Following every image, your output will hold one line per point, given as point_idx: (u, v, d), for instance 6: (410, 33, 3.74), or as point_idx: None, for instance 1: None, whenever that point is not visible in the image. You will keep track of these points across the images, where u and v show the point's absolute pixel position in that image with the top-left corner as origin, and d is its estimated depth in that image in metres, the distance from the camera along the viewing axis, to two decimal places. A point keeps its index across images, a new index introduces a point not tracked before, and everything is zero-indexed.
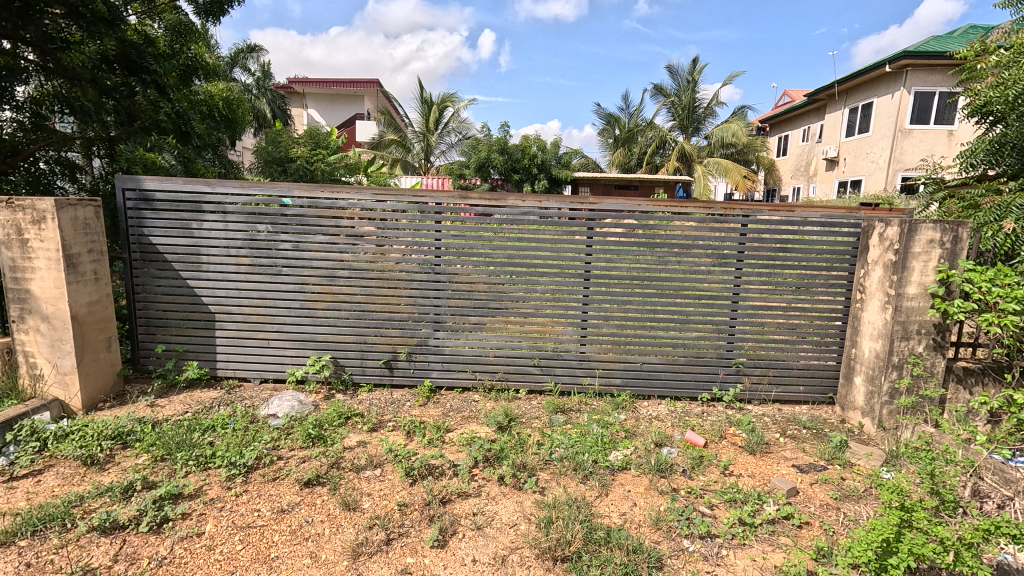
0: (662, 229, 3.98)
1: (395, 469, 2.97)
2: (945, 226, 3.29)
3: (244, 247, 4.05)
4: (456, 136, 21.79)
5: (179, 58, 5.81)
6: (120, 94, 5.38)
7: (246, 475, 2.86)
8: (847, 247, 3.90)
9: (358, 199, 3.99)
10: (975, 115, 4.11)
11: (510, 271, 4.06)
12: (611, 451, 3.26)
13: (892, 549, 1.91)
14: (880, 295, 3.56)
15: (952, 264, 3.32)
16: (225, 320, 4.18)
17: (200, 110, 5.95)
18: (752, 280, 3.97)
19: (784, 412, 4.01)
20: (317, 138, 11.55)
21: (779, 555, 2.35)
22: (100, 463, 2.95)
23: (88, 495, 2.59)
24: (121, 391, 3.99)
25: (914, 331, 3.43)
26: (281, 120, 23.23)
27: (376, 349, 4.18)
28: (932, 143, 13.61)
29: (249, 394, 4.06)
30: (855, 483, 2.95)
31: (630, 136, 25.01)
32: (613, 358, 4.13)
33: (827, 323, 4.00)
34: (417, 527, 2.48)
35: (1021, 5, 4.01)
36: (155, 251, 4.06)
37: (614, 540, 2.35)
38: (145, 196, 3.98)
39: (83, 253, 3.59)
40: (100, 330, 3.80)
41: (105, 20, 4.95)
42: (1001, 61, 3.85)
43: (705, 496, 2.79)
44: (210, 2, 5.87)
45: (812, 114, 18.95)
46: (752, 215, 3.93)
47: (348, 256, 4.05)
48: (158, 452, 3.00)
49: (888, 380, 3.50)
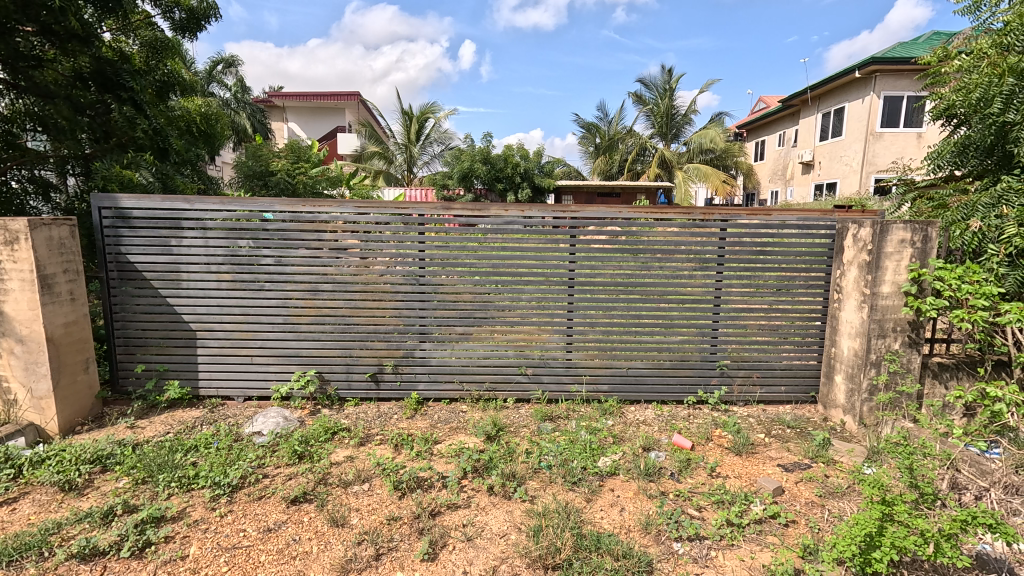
0: (645, 235, 4.04)
1: (383, 483, 2.96)
2: (915, 226, 3.40)
3: (225, 264, 4.01)
4: (439, 146, 22.04)
5: (155, 74, 5.75)
6: (95, 112, 5.29)
7: (231, 494, 2.81)
8: (824, 248, 3.99)
9: (341, 212, 3.97)
10: (941, 118, 4.22)
11: (495, 280, 4.07)
12: (600, 457, 3.27)
13: (875, 543, 1.95)
14: (856, 295, 3.65)
15: (923, 262, 3.43)
16: (207, 338, 4.11)
17: (178, 127, 5.89)
18: (734, 283, 4.04)
19: (768, 413, 4.07)
20: (298, 151, 11.34)
21: (767, 555, 2.37)
22: (78, 488, 2.88)
23: (66, 522, 2.51)
24: (100, 414, 3.90)
25: (890, 329, 3.51)
26: (261, 134, 23.48)
27: (362, 362, 4.15)
28: (903, 145, 14.08)
29: (232, 412, 4.00)
30: (839, 481, 3.01)
31: (611, 145, 25.39)
32: (600, 364, 4.16)
33: (807, 323, 4.09)
34: (407, 540, 2.46)
35: (980, 12, 4.09)
36: (133, 270, 4.00)
37: (604, 545, 2.35)
38: (122, 213, 3.91)
39: (59, 273, 3.52)
40: (78, 351, 3.72)
41: (79, 37, 4.95)
42: (963, 66, 3.94)
43: (693, 499, 2.82)
44: (186, 19, 5.85)
45: (788, 119, 19.30)
46: (731, 220, 4.00)
47: (332, 269, 4.03)
48: (139, 475, 2.93)
49: (867, 378, 3.58)
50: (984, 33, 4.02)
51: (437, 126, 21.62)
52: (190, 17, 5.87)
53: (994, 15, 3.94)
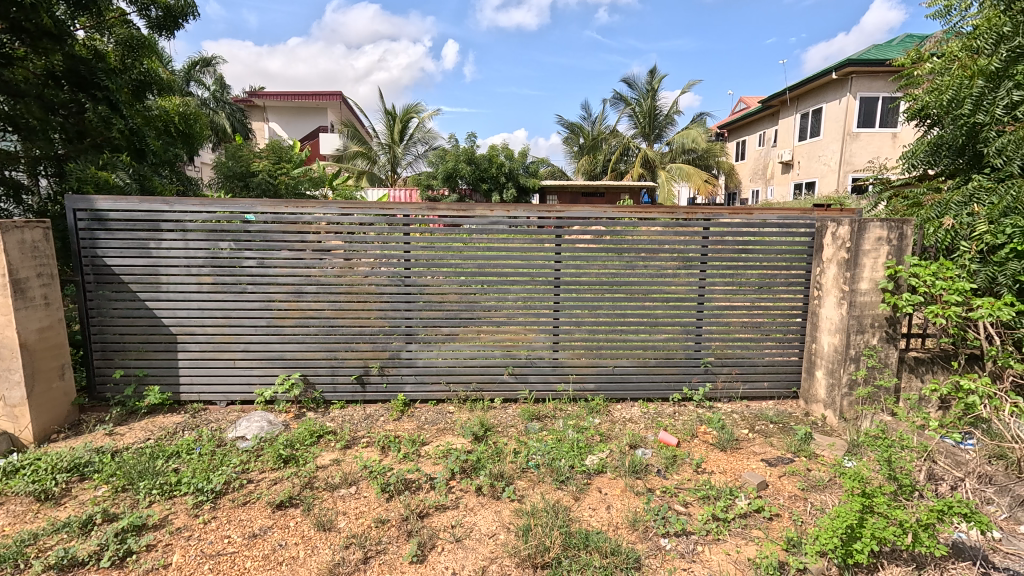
0: (629, 234, 4.07)
1: (370, 486, 2.94)
2: (891, 224, 3.48)
3: (205, 266, 3.94)
4: (424, 146, 21.96)
5: (130, 73, 5.60)
6: (69, 112, 5.17)
7: (214, 501, 2.76)
8: (804, 246, 4.07)
9: (324, 213, 3.92)
10: (915, 119, 4.32)
11: (482, 280, 4.07)
12: (587, 455, 3.29)
13: (856, 534, 2.00)
14: (835, 292, 3.72)
15: (899, 259, 3.52)
16: (188, 342, 4.04)
17: (155, 127, 5.80)
18: (717, 282, 4.09)
19: (752, 408, 4.13)
20: (280, 151, 11.19)
21: (751, 548, 2.41)
22: (54, 497, 2.81)
23: (42, 532, 2.45)
24: (76, 421, 3.80)
25: (868, 324, 3.60)
26: (242, 134, 23.09)
27: (347, 365, 4.12)
28: (879, 145, 14.43)
29: (215, 417, 3.94)
30: (820, 474, 3.07)
31: (595, 145, 25.54)
32: (587, 363, 4.18)
33: (788, 320, 4.16)
34: (396, 543, 2.45)
35: (950, 15, 4.21)
36: (110, 273, 3.91)
37: (593, 543, 2.37)
38: (98, 216, 3.82)
39: (32, 277, 3.43)
40: (53, 357, 3.62)
41: (51, 35, 4.88)
42: (934, 68, 4.05)
43: (679, 495, 2.85)
44: (163, 17, 5.74)
45: (768, 119, 19.61)
46: (713, 219, 4.06)
47: (316, 271, 3.99)
48: (119, 482, 2.86)
49: (846, 373, 3.66)
50: (955, 36, 4.13)
51: (421, 125, 21.53)
52: (167, 14, 5.76)
53: (963, 19, 4.06)
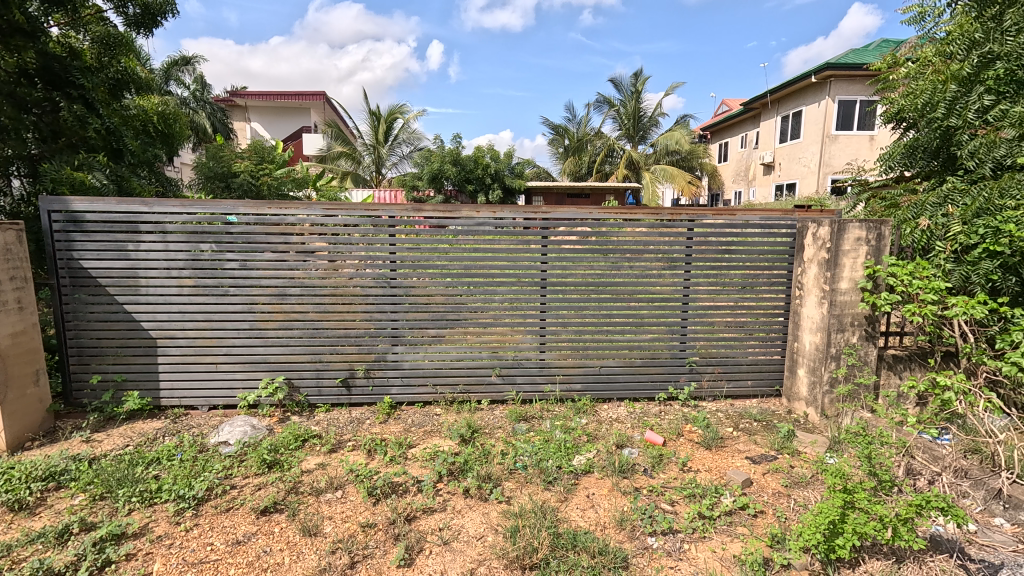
0: (614, 235, 4.10)
1: (357, 489, 2.91)
2: (870, 224, 3.56)
3: (186, 268, 3.87)
4: (409, 147, 21.84)
5: (107, 72, 5.49)
6: (42, 111, 5.03)
7: (196, 508, 2.71)
8: (785, 246, 4.14)
9: (308, 214, 3.88)
10: (892, 122, 4.42)
11: (468, 281, 4.06)
12: (574, 456, 3.30)
13: (838, 530, 2.04)
14: (816, 291, 3.79)
15: (877, 259, 3.61)
16: (168, 346, 3.96)
17: (133, 126, 5.68)
18: (701, 282, 4.14)
19: (736, 407, 4.19)
20: (262, 151, 11.03)
21: (737, 545, 2.44)
22: (29, 507, 2.73)
23: (16, 543, 2.38)
24: (51, 428, 3.70)
25: (848, 323, 3.67)
26: (223, 134, 22.74)
27: (332, 368, 4.07)
28: (857, 148, 14.75)
29: (196, 422, 3.87)
30: (803, 470, 3.12)
31: (580, 146, 25.66)
32: (573, 364, 4.20)
33: (770, 319, 4.22)
34: (383, 547, 2.43)
35: (924, 21, 4.32)
36: (86, 276, 3.81)
37: (581, 543, 2.38)
38: (74, 217, 3.73)
39: (5, 281, 3.33)
40: (28, 362, 3.53)
41: (23, 31, 4.76)
42: (910, 72, 4.15)
43: (665, 493, 2.87)
44: (141, 14, 5.63)
45: (750, 121, 19.90)
46: (697, 220, 4.11)
47: (300, 273, 3.94)
48: (97, 490, 2.80)
49: (827, 371, 3.72)
50: (929, 42, 4.24)
51: (406, 126, 21.39)
52: (145, 12, 5.65)
53: (937, 25, 4.17)
